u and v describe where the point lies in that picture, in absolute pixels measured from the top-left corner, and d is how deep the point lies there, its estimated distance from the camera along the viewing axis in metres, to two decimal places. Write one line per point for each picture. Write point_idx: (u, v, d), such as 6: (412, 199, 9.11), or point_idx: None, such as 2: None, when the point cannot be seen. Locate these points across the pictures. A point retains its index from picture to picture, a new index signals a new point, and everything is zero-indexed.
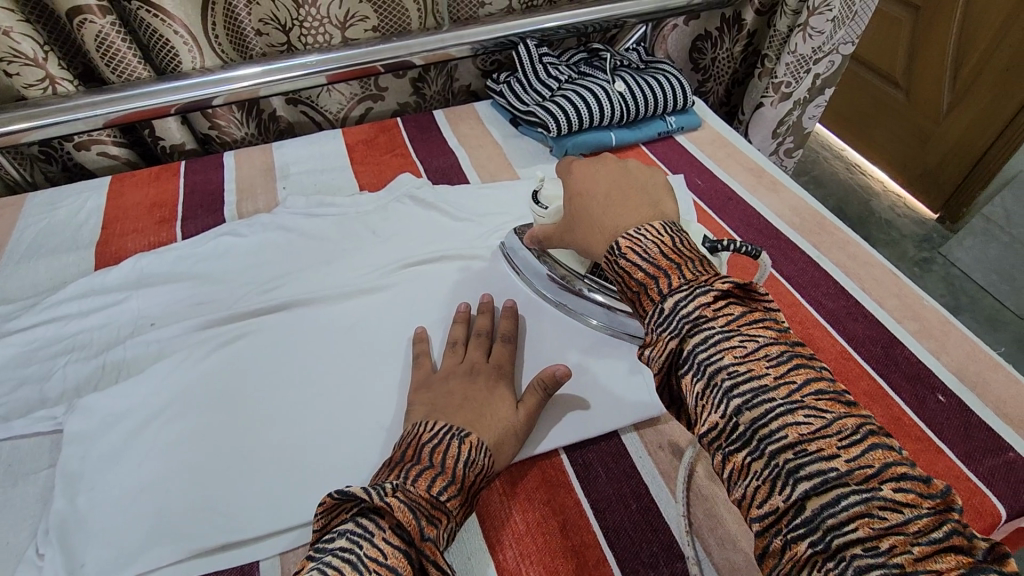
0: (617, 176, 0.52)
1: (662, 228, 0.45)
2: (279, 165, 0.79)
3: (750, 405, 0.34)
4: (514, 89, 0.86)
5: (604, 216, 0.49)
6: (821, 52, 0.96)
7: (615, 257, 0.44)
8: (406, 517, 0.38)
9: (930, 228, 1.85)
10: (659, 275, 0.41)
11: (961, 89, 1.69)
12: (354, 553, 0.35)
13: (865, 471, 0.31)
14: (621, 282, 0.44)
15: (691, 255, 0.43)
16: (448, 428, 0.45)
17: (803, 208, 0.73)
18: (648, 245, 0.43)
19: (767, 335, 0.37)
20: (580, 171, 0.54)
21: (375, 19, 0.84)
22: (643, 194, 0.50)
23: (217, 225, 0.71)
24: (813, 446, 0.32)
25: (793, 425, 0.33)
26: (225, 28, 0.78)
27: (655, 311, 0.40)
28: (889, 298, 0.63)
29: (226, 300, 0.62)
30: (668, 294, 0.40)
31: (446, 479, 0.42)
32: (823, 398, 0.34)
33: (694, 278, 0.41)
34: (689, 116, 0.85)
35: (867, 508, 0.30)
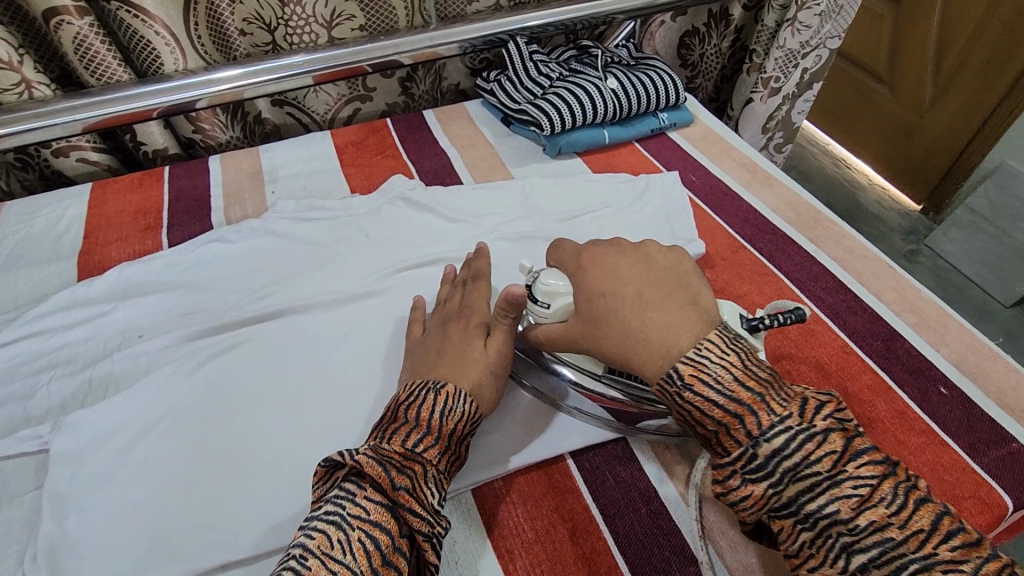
0: (643, 270, 0.48)
1: (723, 343, 0.42)
2: (267, 169, 0.77)
3: (803, 483, 0.36)
4: (505, 87, 0.85)
5: (644, 323, 0.44)
6: (810, 46, 0.95)
7: (677, 389, 0.41)
8: (376, 470, 0.39)
9: (915, 220, 1.88)
10: (743, 413, 0.38)
11: (944, 81, 1.71)
12: (338, 514, 0.38)
13: (917, 535, 0.34)
14: (683, 413, 0.41)
15: (765, 379, 0.40)
16: (422, 384, 0.46)
17: (798, 202, 0.73)
18: (719, 372, 0.40)
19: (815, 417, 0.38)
20: (593, 265, 0.50)
21: (362, 18, 0.82)
22: (676, 285, 0.47)
23: (205, 231, 0.69)
24: (863, 519, 0.35)
25: (843, 498, 0.35)
26: (208, 27, 0.76)
27: (743, 453, 0.38)
28: (888, 291, 0.62)
29: (216, 310, 0.60)
30: (760, 436, 0.37)
31: (423, 432, 0.43)
32: (864, 463, 0.36)
33: (784, 413, 0.38)
34: (682, 113, 0.84)
35: (932, 574, 0.33)
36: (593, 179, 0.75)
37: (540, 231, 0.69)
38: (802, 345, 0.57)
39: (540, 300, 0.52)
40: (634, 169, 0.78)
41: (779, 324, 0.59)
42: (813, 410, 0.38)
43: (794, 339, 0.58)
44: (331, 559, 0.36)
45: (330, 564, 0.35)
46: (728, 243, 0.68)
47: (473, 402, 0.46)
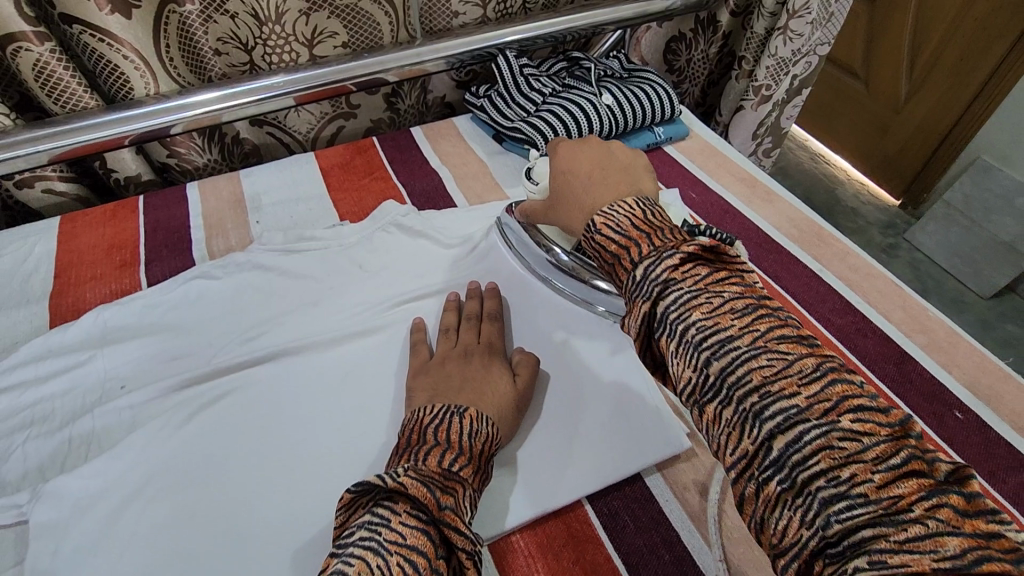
0: (599, 155, 0.53)
1: (635, 203, 0.45)
2: (249, 196, 0.74)
3: (717, 354, 0.34)
4: (496, 104, 0.82)
5: (584, 195, 0.50)
6: (800, 54, 0.95)
7: (590, 234, 0.44)
8: (419, 491, 0.39)
9: (894, 215, 1.90)
10: (630, 245, 0.41)
11: (919, 77, 1.73)
12: (375, 540, 0.36)
13: (823, 404, 0.31)
14: (597, 257, 0.44)
15: (662, 227, 0.42)
16: (446, 408, 0.47)
17: (799, 219, 0.72)
18: (621, 219, 0.43)
19: (734, 293, 0.37)
20: (561, 150, 0.55)
21: (345, 35, 0.78)
22: (621, 173, 0.51)
23: (186, 267, 0.65)
24: (773, 387, 0.32)
25: (756, 369, 0.33)
26: (180, 49, 0.71)
27: (627, 275, 0.40)
28: (894, 308, 0.62)
29: (204, 354, 0.57)
30: (639, 261, 0.40)
31: (455, 452, 0.43)
32: (784, 342, 0.34)
33: (662, 244, 0.40)
34: (676, 126, 0.83)
35: (828, 441, 0.30)
36: None
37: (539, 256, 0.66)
38: None
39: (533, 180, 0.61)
40: None
41: None
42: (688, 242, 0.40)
43: None
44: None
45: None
46: None
47: (494, 425, 0.48)
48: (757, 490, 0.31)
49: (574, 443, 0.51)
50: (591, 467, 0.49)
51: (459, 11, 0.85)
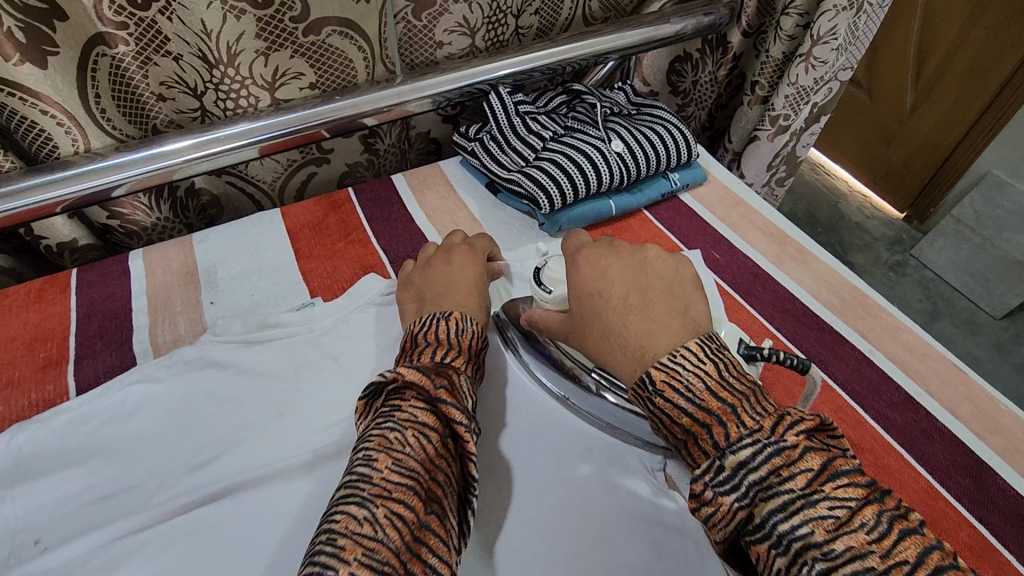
0: (633, 274, 0.48)
1: (701, 351, 0.40)
2: (203, 268, 0.63)
3: (784, 506, 0.33)
4: (489, 149, 0.72)
5: (624, 330, 0.44)
6: (823, 81, 0.86)
7: (651, 394, 0.40)
8: (418, 374, 0.41)
9: (899, 228, 1.83)
10: (712, 423, 0.37)
11: (925, 86, 1.66)
12: (392, 420, 0.38)
13: None
14: (658, 419, 0.40)
15: (742, 391, 0.38)
16: (432, 317, 0.48)
17: (838, 283, 0.63)
18: (691, 380, 0.39)
19: (856, 495, 0.33)
20: (588, 263, 0.49)
21: (312, 76, 0.68)
22: (667, 297, 0.46)
23: (125, 366, 0.54)
24: (839, 544, 0.32)
25: (818, 520, 0.32)
26: (113, 97, 0.60)
27: (710, 464, 0.36)
28: (962, 404, 0.53)
29: (142, 491, 0.46)
30: (727, 449, 0.36)
31: (445, 347, 0.46)
32: (841, 484, 0.33)
33: (755, 427, 0.36)
34: (693, 171, 0.73)
35: None
36: None
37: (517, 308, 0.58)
38: None
39: (542, 286, 0.54)
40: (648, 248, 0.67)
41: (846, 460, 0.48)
42: (786, 426, 0.36)
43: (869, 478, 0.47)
44: (395, 451, 0.37)
45: (394, 455, 0.36)
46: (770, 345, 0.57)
47: (478, 324, 0.50)
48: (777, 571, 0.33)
49: (590, 567, 0.41)
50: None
51: (444, 41, 0.74)
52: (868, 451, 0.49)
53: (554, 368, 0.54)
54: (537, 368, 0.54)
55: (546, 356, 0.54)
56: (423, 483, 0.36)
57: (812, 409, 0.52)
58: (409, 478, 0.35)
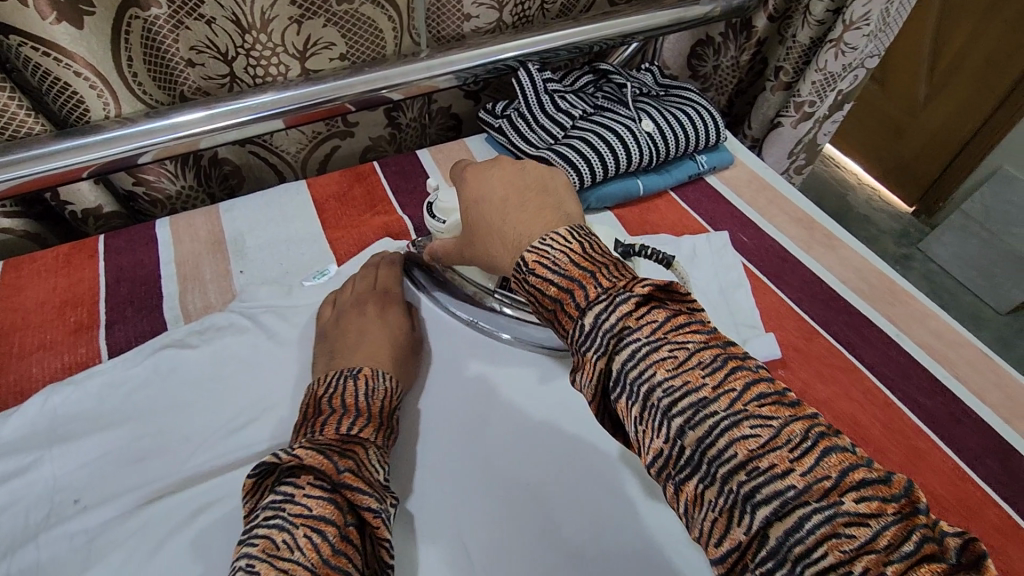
0: (513, 181, 0.47)
1: (569, 235, 0.40)
2: (231, 237, 0.63)
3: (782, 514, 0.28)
4: (517, 126, 0.71)
5: (504, 226, 0.44)
6: (851, 68, 0.86)
7: (523, 275, 0.40)
8: (315, 459, 0.40)
9: (906, 222, 1.82)
10: (574, 288, 0.37)
11: (940, 79, 1.65)
12: (279, 516, 0.37)
13: (822, 484, 0.28)
14: (533, 300, 0.40)
15: (604, 261, 0.38)
16: (339, 374, 0.49)
17: (866, 269, 0.63)
18: (558, 256, 0.39)
19: (781, 416, 0.30)
20: (471, 180, 0.49)
21: (342, 46, 0.67)
22: (541, 194, 0.46)
23: (156, 332, 0.54)
24: (764, 462, 0.29)
25: (833, 541, 0.27)
26: (144, 60, 0.59)
27: (574, 327, 0.36)
28: (992, 390, 0.53)
29: (179, 454, 0.47)
30: (586, 308, 0.36)
31: (352, 415, 0.45)
32: (765, 404, 0.31)
33: (612, 285, 0.36)
34: (720, 153, 0.73)
35: (831, 527, 0.27)
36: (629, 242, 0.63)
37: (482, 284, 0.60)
38: (909, 471, 0.48)
39: (438, 218, 0.53)
40: (675, 229, 0.67)
41: (876, 441, 0.49)
42: (639, 281, 0.36)
43: (898, 460, 0.48)
44: (280, 559, 0.34)
45: (278, 563, 0.34)
46: (799, 328, 0.57)
47: (392, 378, 0.50)
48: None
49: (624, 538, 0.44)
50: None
51: (472, 14, 0.74)
52: (898, 434, 0.50)
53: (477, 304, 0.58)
54: (455, 307, 0.59)
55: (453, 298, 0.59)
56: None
57: (765, 328, 0.57)
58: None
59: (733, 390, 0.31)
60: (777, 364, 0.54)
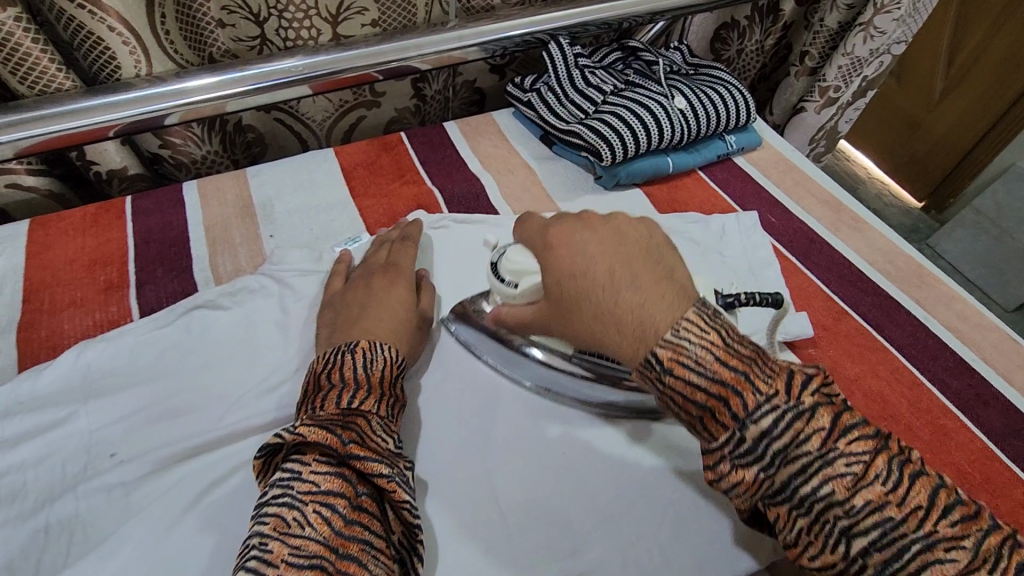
0: (613, 244, 0.42)
1: (701, 320, 0.37)
2: (259, 201, 0.62)
3: (788, 460, 0.33)
4: (546, 100, 0.71)
5: (622, 314, 0.38)
6: (878, 53, 0.85)
7: (657, 375, 0.37)
8: (320, 437, 0.38)
9: (915, 217, 1.82)
10: (728, 395, 0.35)
11: (956, 74, 1.64)
12: (289, 494, 0.35)
13: (783, 390, 0.34)
14: (665, 400, 0.37)
15: (748, 356, 0.36)
16: (336, 349, 0.45)
17: (894, 253, 0.63)
18: (699, 354, 0.36)
19: (745, 348, 0.37)
20: (559, 243, 0.43)
21: (375, 11, 0.67)
22: (648, 259, 0.41)
23: (186, 293, 0.54)
24: (728, 372, 0.35)
25: (836, 479, 0.32)
26: (176, 18, 0.59)
27: (730, 437, 0.35)
28: (1017, 372, 0.54)
29: (213, 412, 0.47)
30: (748, 419, 0.34)
31: (352, 389, 0.42)
32: (854, 440, 0.33)
33: (771, 390, 0.34)
34: (749, 134, 0.73)
35: (802, 423, 0.33)
36: (660, 217, 0.63)
37: None
38: (938, 449, 0.48)
39: (507, 280, 0.47)
40: (703, 207, 0.67)
41: (905, 419, 0.50)
42: (802, 385, 0.34)
43: (927, 438, 0.49)
44: (292, 536, 0.33)
45: (291, 540, 0.33)
46: (827, 308, 0.58)
47: (393, 349, 0.47)
48: (774, 514, 0.35)
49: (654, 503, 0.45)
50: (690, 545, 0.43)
51: None
52: (926, 413, 0.50)
53: (505, 347, 0.52)
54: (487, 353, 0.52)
55: (473, 318, 0.53)
56: (329, 568, 0.33)
57: (794, 308, 0.57)
58: (310, 564, 0.32)
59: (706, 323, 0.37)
60: (806, 341, 0.54)
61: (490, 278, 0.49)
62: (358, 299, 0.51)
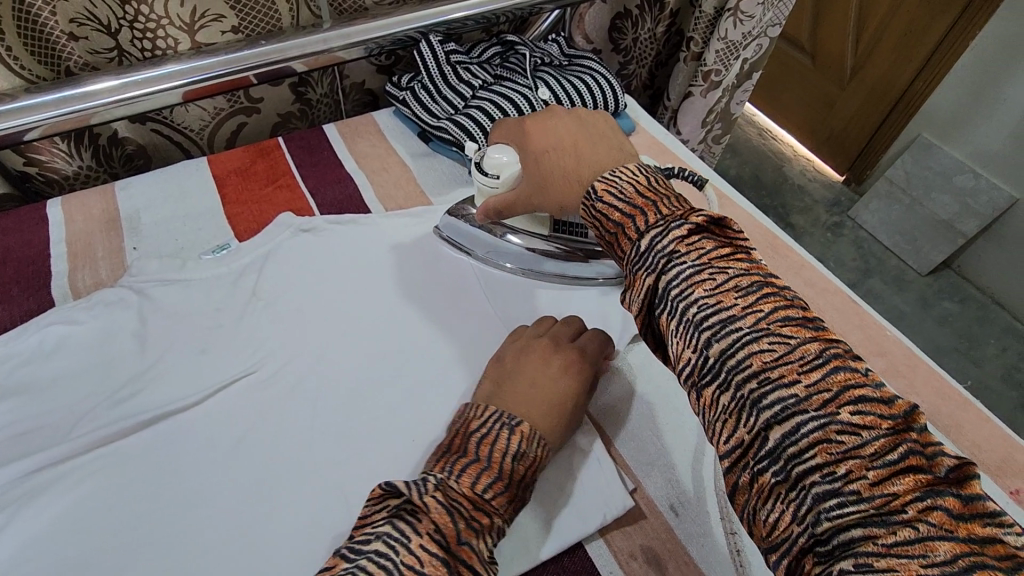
0: (576, 125, 0.46)
1: (636, 169, 0.40)
2: (126, 214, 0.62)
3: (780, 418, 0.29)
4: (419, 98, 0.73)
5: (575, 166, 0.43)
6: (751, 37, 0.89)
7: (591, 202, 0.40)
8: (444, 520, 0.34)
9: (838, 191, 1.88)
10: (636, 214, 0.37)
11: (863, 53, 1.69)
12: (391, 557, 0.31)
13: (821, 395, 0.29)
14: (597, 228, 0.40)
15: (668, 192, 0.38)
16: (497, 415, 0.43)
17: (751, 225, 0.67)
18: (625, 185, 0.39)
19: (739, 267, 0.34)
20: (534, 128, 0.47)
21: (233, 18, 0.67)
22: (606, 136, 0.45)
23: (43, 310, 0.54)
24: (773, 375, 0.30)
25: (825, 445, 0.28)
26: (18, 32, 0.58)
27: (633, 249, 0.36)
28: (852, 331, 0.58)
29: (63, 426, 0.47)
30: (645, 232, 0.36)
31: (493, 474, 0.38)
32: (788, 324, 0.31)
33: (672, 212, 0.36)
34: (621, 121, 0.76)
35: (825, 435, 0.28)
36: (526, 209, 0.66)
37: (380, 250, 0.62)
38: None
39: (489, 174, 0.53)
40: None
41: None
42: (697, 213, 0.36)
43: None
44: None
45: None
46: None
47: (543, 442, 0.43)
48: (751, 480, 0.30)
49: None
50: (528, 518, 0.45)
51: None
52: None
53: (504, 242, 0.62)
54: (513, 262, 0.62)
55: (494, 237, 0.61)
56: None
57: None
58: None
59: (761, 310, 0.31)
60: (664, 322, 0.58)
61: (474, 176, 0.54)
62: (527, 367, 0.48)
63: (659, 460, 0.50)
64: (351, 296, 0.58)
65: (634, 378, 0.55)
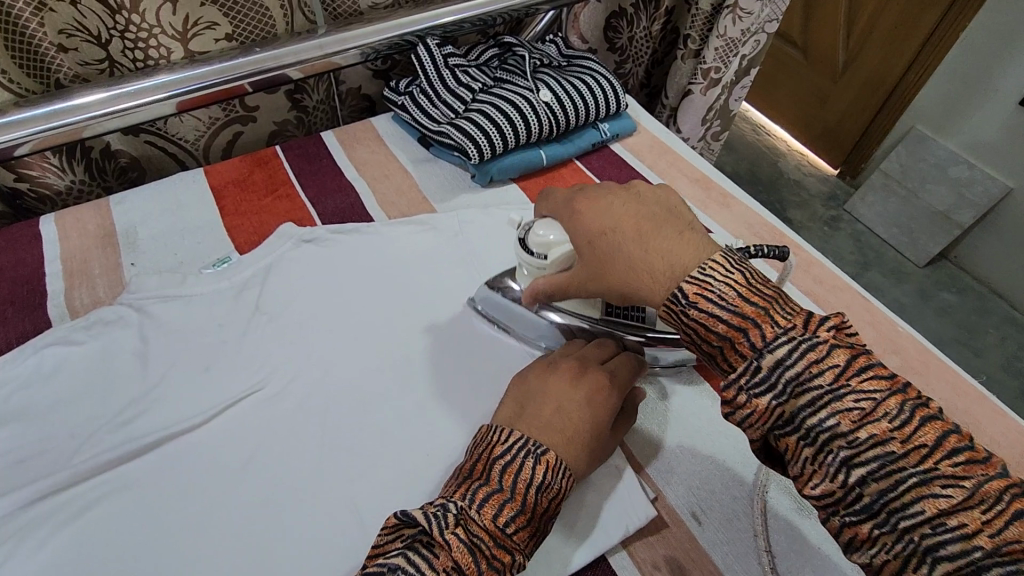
0: (631, 201, 0.41)
1: (728, 261, 0.37)
2: (122, 229, 0.61)
3: (879, 476, 0.30)
4: (419, 103, 0.72)
5: (637, 248, 0.39)
6: (749, 33, 0.88)
7: (680, 307, 0.36)
8: (465, 558, 0.34)
9: (833, 184, 1.88)
10: (747, 326, 0.34)
11: (855, 46, 1.69)
12: None
13: (920, 450, 0.30)
14: (687, 333, 0.37)
15: (769, 293, 0.36)
16: (522, 441, 0.40)
17: (758, 224, 0.66)
18: (723, 289, 0.35)
19: (881, 387, 0.32)
20: (584, 206, 0.42)
21: (227, 26, 0.65)
22: (666, 212, 0.41)
23: (39, 330, 0.52)
24: (864, 433, 0.31)
25: (930, 498, 0.29)
26: (5, 45, 0.56)
27: (746, 366, 0.34)
28: (865, 329, 0.57)
29: (65, 451, 0.46)
30: (764, 348, 0.34)
31: (516, 505, 0.36)
32: (868, 378, 0.32)
33: (788, 324, 0.34)
34: (623, 121, 0.75)
35: (929, 488, 0.29)
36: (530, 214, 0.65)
37: (384, 260, 0.61)
38: None
39: (536, 254, 0.47)
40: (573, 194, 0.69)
41: None
42: (817, 322, 0.34)
43: None
44: None
45: None
46: None
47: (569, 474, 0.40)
48: (847, 530, 0.32)
49: None
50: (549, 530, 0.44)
51: None
52: None
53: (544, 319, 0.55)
54: (549, 340, 0.55)
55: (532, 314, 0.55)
56: None
57: None
58: None
59: (838, 365, 0.32)
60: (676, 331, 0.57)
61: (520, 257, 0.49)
62: (550, 392, 0.45)
63: (678, 467, 0.49)
64: (356, 307, 0.57)
65: (648, 383, 0.54)
